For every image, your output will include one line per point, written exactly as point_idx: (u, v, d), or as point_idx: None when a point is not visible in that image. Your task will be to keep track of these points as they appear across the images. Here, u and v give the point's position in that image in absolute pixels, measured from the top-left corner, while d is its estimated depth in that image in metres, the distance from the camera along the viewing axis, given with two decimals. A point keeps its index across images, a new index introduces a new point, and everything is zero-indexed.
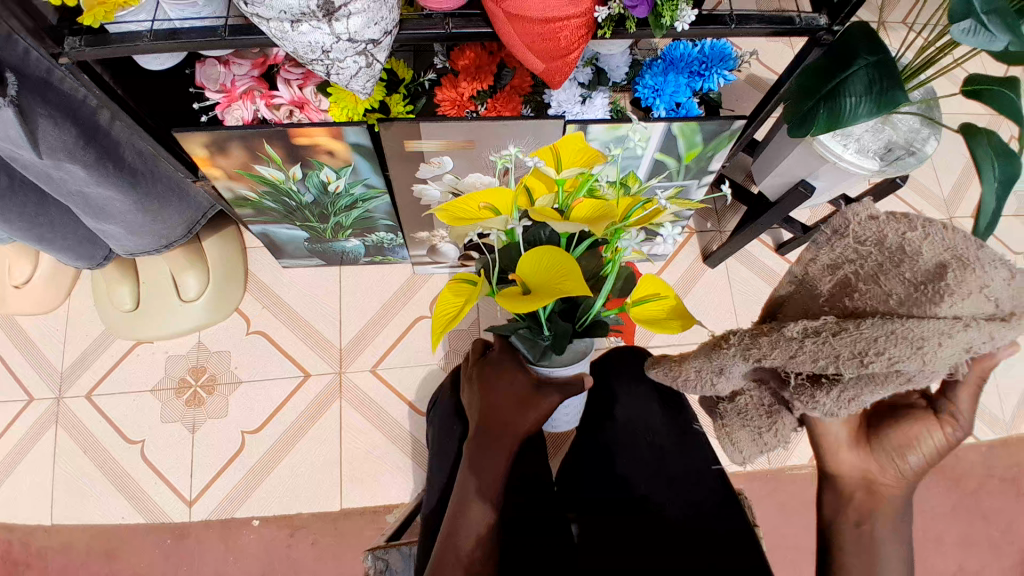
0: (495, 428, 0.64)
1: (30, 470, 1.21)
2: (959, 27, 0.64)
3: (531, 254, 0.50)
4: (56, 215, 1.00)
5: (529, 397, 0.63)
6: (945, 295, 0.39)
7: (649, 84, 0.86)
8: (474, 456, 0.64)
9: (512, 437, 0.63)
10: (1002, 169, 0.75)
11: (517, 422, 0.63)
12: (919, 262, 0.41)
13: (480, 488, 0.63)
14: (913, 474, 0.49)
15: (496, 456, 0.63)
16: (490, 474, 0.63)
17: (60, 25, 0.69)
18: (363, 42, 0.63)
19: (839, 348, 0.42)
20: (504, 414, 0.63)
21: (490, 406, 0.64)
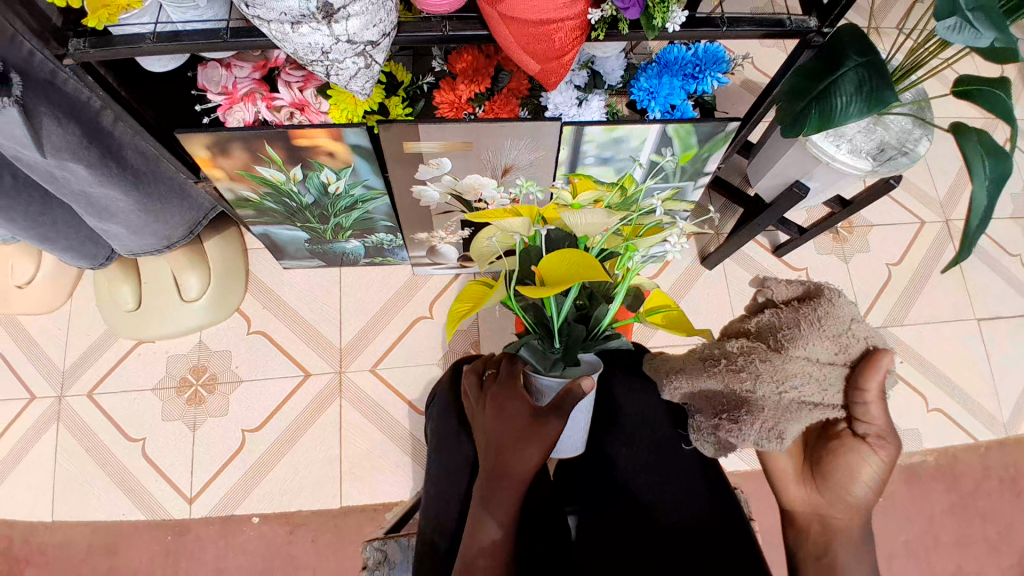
0: (499, 463, 0.64)
1: (32, 467, 1.22)
2: (944, 24, 0.65)
3: (556, 253, 0.57)
4: (60, 215, 1.01)
5: (538, 434, 0.62)
6: (828, 340, 0.53)
7: (645, 86, 0.88)
8: (483, 493, 0.65)
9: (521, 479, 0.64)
10: (992, 168, 0.76)
11: (525, 460, 0.63)
12: (833, 317, 0.53)
13: (485, 516, 0.65)
14: (856, 506, 0.55)
15: (503, 498, 0.64)
16: (499, 511, 0.65)
17: (64, 28, 0.72)
18: (361, 44, 0.64)
19: (756, 367, 0.55)
20: (512, 454, 0.63)
21: (501, 445, 0.64)
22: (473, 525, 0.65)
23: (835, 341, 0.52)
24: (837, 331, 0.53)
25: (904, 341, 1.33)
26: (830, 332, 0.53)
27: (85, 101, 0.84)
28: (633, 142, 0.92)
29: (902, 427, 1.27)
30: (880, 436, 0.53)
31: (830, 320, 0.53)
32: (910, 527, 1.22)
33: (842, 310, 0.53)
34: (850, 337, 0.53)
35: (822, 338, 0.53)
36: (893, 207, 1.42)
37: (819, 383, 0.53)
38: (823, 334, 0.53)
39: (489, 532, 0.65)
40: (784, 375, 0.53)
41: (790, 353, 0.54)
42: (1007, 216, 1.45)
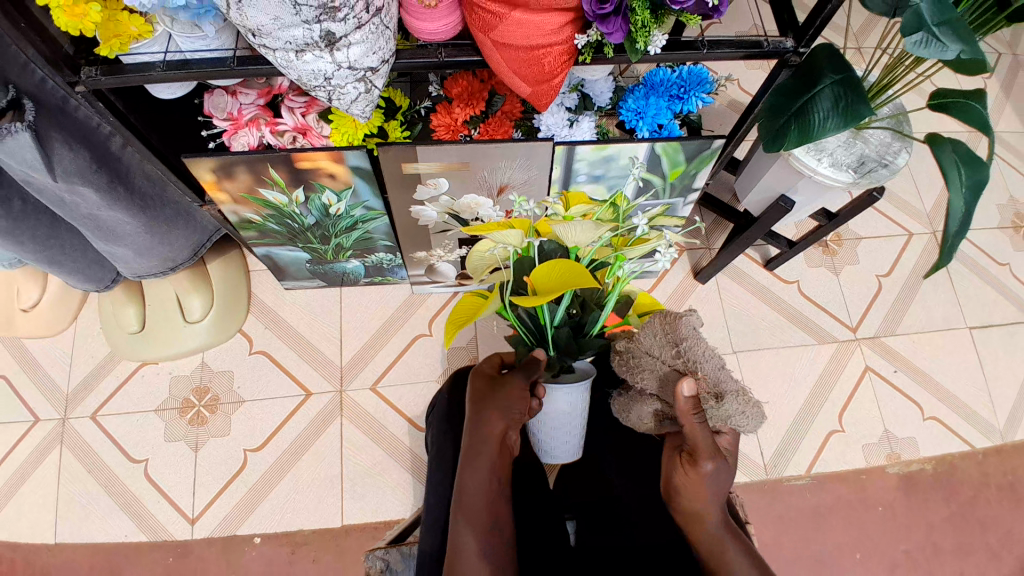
0: (479, 446, 0.66)
1: (35, 491, 1.22)
2: (911, 40, 0.68)
3: (545, 266, 0.61)
4: (68, 238, 1.04)
5: (502, 394, 0.68)
6: (663, 354, 0.59)
7: (632, 107, 0.91)
8: (461, 476, 0.66)
9: (495, 448, 0.67)
10: (969, 176, 0.79)
11: (494, 423, 0.67)
12: (670, 337, 0.59)
13: (464, 511, 0.64)
14: (680, 509, 0.64)
15: (480, 468, 0.65)
16: (479, 486, 0.65)
17: (76, 56, 0.74)
18: (361, 70, 0.68)
19: (620, 361, 0.64)
20: (483, 418, 0.67)
21: (472, 412, 0.68)
22: (455, 519, 0.64)
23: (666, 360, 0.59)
24: (671, 350, 0.59)
25: (897, 351, 1.35)
26: (667, 349, 0.59)
27: (94, 127, 0.87)
28: (623, 159, 0.95)
29: (897, 435, 1.28)
30: (692, 456, 0.61)
31: (673, 339, 0.59)
32: (910, 537, 1.22)
33: (682, 333, 0.58)
34: (680, 358, 0.58)
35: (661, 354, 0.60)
36: (880, 220, 1.46)
37: (654, 386, 0.62)
38: (660, 350, 0.59)
39: (470, 524, 0.63)
40: (634, 374, 0.63)
41: (637, 359, 0.62)
42: (994, 227, 1.48)
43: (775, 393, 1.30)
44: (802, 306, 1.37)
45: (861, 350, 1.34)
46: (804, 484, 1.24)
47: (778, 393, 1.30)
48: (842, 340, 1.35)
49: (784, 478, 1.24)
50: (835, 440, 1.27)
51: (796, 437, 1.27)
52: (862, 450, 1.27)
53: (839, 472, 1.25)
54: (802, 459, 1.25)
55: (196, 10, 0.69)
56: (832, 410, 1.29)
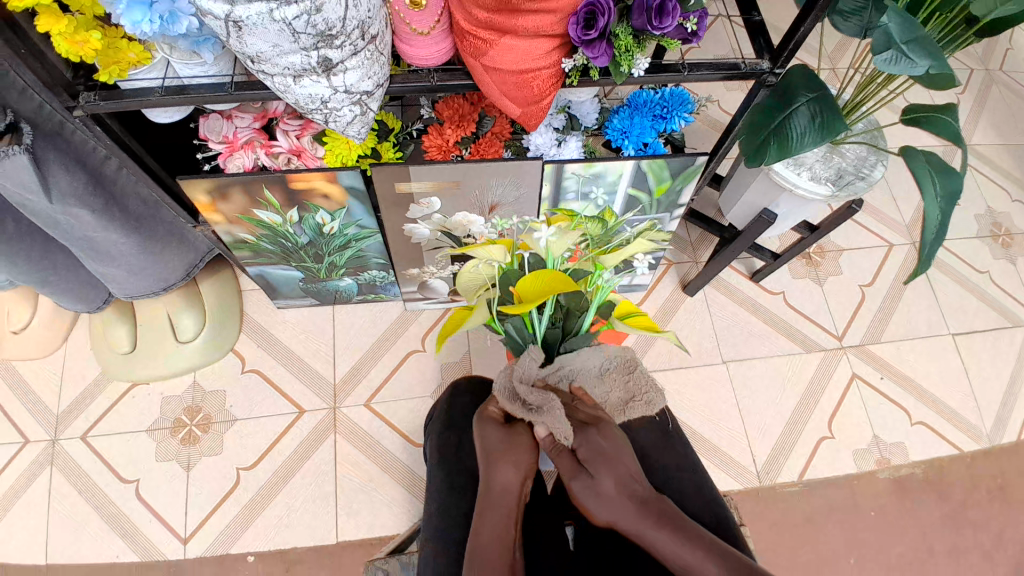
0: (494, 493, 0.66)
1: (24, 513, 1.21)
2: (882, 57, 0.72)
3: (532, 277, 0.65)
4: (62, 259, 1.05)
5: (519, 446, 0.68)
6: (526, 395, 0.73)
7: (618, 126, 0.95)
8: (476, 522, 0.65)
9: (511, 498, 0.67)
10: (943, 186, 0.83)
11: (510, 475, 0.67)
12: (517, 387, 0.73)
13: (476, 564, 0.62)
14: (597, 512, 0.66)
15: (497, 517, 0.65)
16: (493, 538, 0.64)
17: (75, 82, 0.76)
18: (357, 93, 0.70)
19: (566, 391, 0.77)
20: (498, 467, 0.67)
21: (489, 460, 0.67)
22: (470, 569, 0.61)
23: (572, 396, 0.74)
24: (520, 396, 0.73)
25: (881, 359, 1.38)
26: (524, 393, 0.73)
27: (90, 149, 0.89)
28: (611, 177, 0.98)
29: (885, 441, 1.31)
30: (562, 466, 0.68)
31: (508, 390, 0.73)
32: (901, 541, 1.24)
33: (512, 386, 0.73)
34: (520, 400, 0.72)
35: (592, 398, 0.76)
36: (861, 232, 1.50)
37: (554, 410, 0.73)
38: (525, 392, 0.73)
39: (479, 573, 0.61)
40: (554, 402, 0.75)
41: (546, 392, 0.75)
42: (972, 236, 1.53)
43: (764, 402, 1.32)
44: (789, 316, 1.40)
45: (846, 359, 1.37)
46: (795, 491, 1.25)
47: (768, 402, 1.32)
48: (828, 348, 1.38)
49: (775, 486, 1.26)
50: (824, 447, 1.29)
51: (786, 445, 1.29)
52: (851, 457, 1.29)
53: (829, 479, 1.27)
54: (793, 465, 1.27)
55: (196, 39, 0.71)
56: (820, 418, 1.32)
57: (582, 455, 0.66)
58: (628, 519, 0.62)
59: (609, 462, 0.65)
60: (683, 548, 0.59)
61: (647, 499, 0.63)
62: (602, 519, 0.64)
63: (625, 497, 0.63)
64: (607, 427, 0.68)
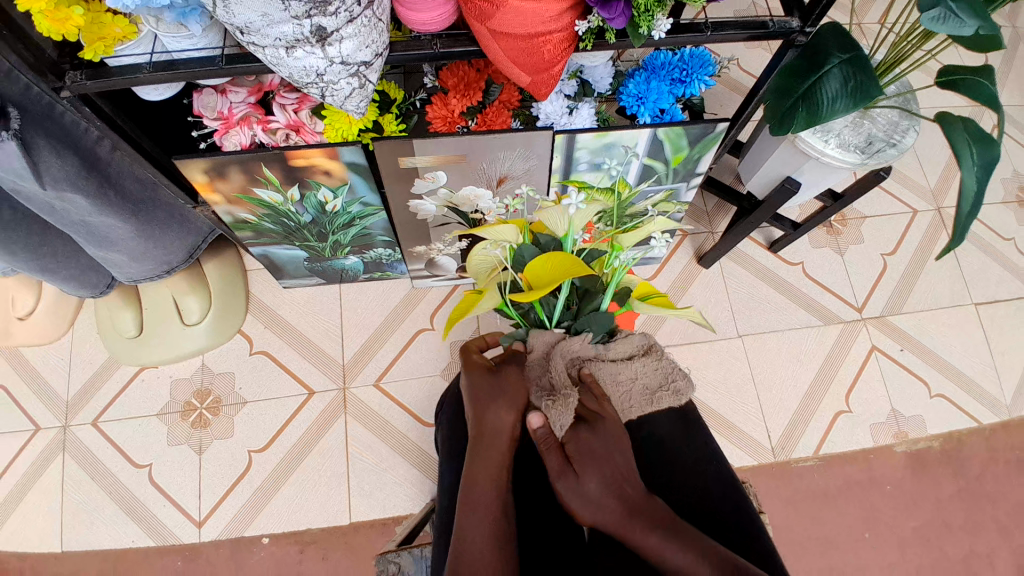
0: (484, 435, 0.66)
1: (41, 498, 1.22)
2: (929, 15, 0.65)
3: (539, 261, 0.62)
4: (61, 246, 1.02)
5: (507, 391, 0.68)
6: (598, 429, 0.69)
7: (633, 92, 0.89)
8: (469, 463, 0.65)
9: (502, 439, 0.67)
10: (979, 156, 0.77)
11: (503, 415, 0.67)
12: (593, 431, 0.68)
13: (471, 502, 0.63)
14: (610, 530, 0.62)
15: (489, 461, 0.65)
16: (484, 480, 0.64)
17: (61, 60, 0.71)
18: (355, 65, 0.65)
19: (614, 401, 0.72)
20: (492, 408, 0.67)
21: (481, 403, 0.68)
22: (461, 515, 0.63)
23: (634, 387, 0.74)
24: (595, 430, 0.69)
25: (902, 329, 1.34)
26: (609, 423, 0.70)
27: (82, 131, 0.85)
28: (625, 147, 0.93)
29: (905, 416, 1.28)
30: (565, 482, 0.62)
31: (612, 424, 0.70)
32: (919, 515, 1.22)
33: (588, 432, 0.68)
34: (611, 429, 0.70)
35: (648, 391, 0.74)
36: (884, 198, 1.44)
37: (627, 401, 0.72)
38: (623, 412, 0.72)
39: (478, 518, 0.62)
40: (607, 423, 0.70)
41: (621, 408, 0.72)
42: (998, 202, 1.46)
43: (780, 376, 1.29)
44: (807, 288, 1.36)
45: (866, 331, 1.33)
46: (812, 466, 1.23)
47: (785, 375, 1.29)
48: (848, 321, 1.34)
49: (792, 461, 1.24)
50: (842, 422, 1.27)
51: (802, 421, 1.26)
52: (870, 431, 1.26)
53: (847, 454, 1.25)
54: (809, 441, 1.25)
55: (181, 8, 0.66)
56: (838, 392, 1.29)
57: (571, 449, 0.63)
58: (615, 520, 0.60)
59: (595, 462, 0.62)
60: (664, 548, 0.58)
61: (637, 505, 0.60)
62: (587, 518, 0.61)
63: (612, 497, 0.61)
64: (602, 424, 0.66)
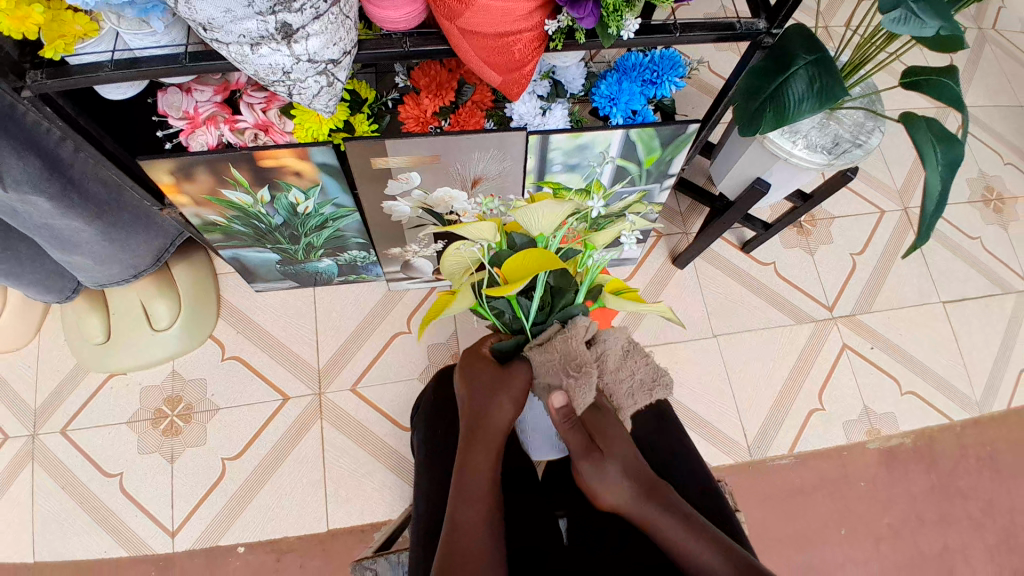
0: (479, 427, 0.64)
1: (5, 511, 1.17)
2: (890, 17, 0.67)
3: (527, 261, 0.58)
4: (23, 250, 0.99)
5: (512, 384, 0.64)
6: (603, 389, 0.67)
7: (605, 93, 0.89)
8: (464, 452, 0.64)
9: (499, 433, 0.65)
10: (943, 154, 0.79)
11: (506, 410, 0.64)
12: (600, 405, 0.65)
13: (465, 488, 0.62)
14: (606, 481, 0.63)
15: (485, 452, 0.64)
16: (483, 472, 0.63)
17: (21, 60, 0.69)
18: (322, 63, 0.65)
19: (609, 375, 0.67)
20: (496, 401, 0.64)
21: (483, 394, 0.64)
22: (454, 506, 0.61)
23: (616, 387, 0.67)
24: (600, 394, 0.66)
25: (872, 327, 1.37)
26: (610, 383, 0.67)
27: (43, 132, 0.82)
28: (599, 148, 0.93)
29: (877, 411, 1.30)
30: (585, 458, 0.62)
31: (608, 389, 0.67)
32: (892, 509, 1.24)
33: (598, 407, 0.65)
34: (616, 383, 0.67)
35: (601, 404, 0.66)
36: (853, 198, 1.47)
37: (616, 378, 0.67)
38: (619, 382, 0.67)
39: (468, 502, 0.61)
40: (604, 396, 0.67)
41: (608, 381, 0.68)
42: (963, 201, 1.50)
43: (755, 374, 1.31)
44: (781, 287, 1.38)
45: (838, 329, 1.36)
46: (788, 463, 1.25)
47: (760, 374, 1.31)
48: (820, 319, 1.36)
49: (767, 458, 1.25)
50: (816, 419, 1.29)
51: (777, 419, 1.28)
52: (843, 427, 1.28)
53: (821, 450, 1.27)
54: (784, 438, 1.27)
55: (143, 5, 0.64)
56: (811, 390, 1.31)
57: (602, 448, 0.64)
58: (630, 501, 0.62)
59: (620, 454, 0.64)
60: (682, 532, 0.59)
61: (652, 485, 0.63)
62: (607, 501, 0.62)
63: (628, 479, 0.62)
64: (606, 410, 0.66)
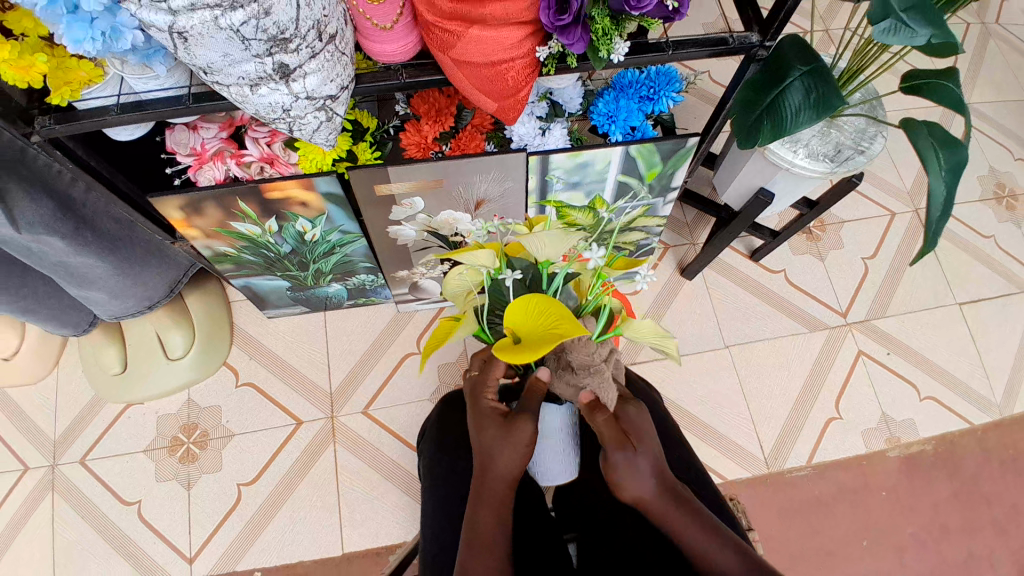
0: (483, 479, 0.59)
1: (30, 541, 1.20)
2: (880, 28, 0.66)
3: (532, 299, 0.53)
4: (40, 287, 1.02)
5: (515, 435, 0.58)
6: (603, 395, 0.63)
7: (604, 111, 0.90)
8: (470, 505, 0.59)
9: (506, 484, 0.59)
10: (947, 158, 0.78)
11: (512, 462, 0.58)
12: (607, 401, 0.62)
13: (472, 540, 0.58)
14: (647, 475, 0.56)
15: (491, 503, 0.59)
16: (493, 523, 0.58)
17: (31, 106, 0.72)
18: (320, 99, 0.66)
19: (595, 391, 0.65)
20: (500, 451, 0.58)
21: (485, 444, 0.59)
22: (461, 555, 0.57)
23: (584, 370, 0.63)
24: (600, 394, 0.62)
25: (888, 332, 1.35)
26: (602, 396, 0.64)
27: (55, 174, 0.85)
28: (598, 165, 0.94)
29: (895, 417, 1.28)
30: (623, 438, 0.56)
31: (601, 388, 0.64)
32: (916, 518, 1.21)
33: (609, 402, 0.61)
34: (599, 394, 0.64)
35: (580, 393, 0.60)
36: (862, 202, 1.45)
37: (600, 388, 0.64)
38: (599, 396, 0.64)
39: (478, 556, 0.56)
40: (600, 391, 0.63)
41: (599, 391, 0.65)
42: (975, 200, 1.48)
43: (768, 384, 1.29)
44: (791, 295, 1.37)
45: (852, 335, 1.34)
46: (805, 474, 1.23)
47: (773, 383, 1.29)
48: (833, 325, 1.34)
49: (784, 469, 1.23)
50: (833, 427, 1.27)
51: (793, 428, 1.26)
52: (861, 435, 1.26)
53: (839, 460, 1.25)
54: (800, 448, 1.25)
55: (145, 52, 0.66)
56: (828, 398, 1.29)
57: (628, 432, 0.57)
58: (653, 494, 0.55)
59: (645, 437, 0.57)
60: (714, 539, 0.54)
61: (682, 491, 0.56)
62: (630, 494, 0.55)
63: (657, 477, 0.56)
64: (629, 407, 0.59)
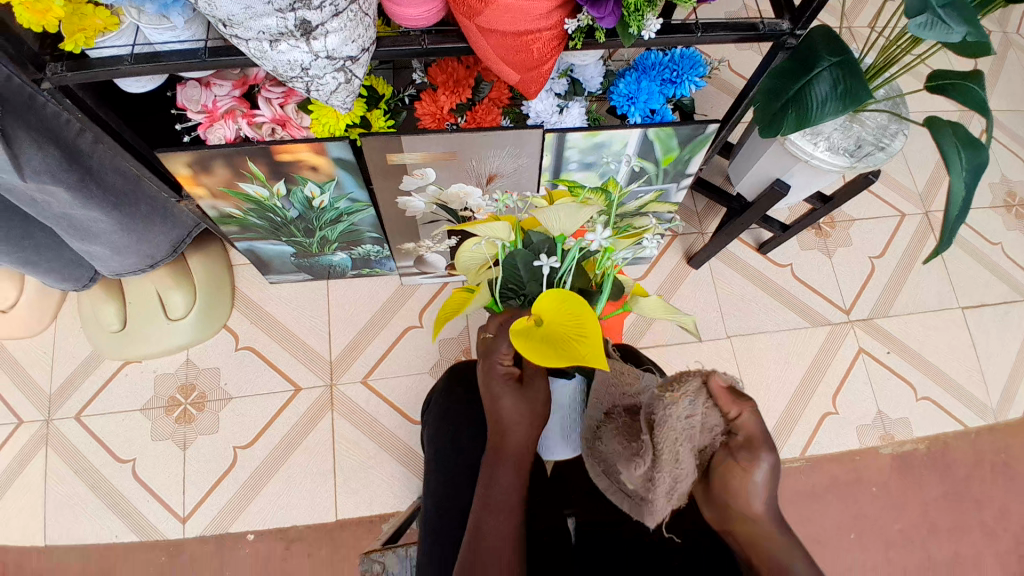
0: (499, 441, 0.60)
1: (24, 492, 1.20)
2: (916, 22, 0.65)
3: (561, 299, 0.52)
4: (43, 239, 1.00)
5: (534, 400, 0.59)
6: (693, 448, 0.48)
7: (624, 91, 0.89)
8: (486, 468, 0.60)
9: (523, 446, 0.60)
10: (969, 159, 0.77)
11: (530, 426, 0.59)
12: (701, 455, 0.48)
13: (488, 503, 0.59)
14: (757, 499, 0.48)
15: (507, 466, 0.59)
16: (509, 486, 0.59)
17: (41, 52, 0.70)
18: (341, 59, 0.64)
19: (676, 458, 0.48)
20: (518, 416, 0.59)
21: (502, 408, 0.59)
22: (478, 521, 0.58)
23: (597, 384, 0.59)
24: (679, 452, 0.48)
25: (889, 332, 1.35)
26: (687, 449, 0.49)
27: (63, 122, 0.83)
28: (615, 146, 0.93)
29: (890, 417, 1.29)
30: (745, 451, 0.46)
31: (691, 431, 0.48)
32: (903, 516, 1.23)
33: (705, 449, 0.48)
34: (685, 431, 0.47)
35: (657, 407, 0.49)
36: (874, 201, 1.44)
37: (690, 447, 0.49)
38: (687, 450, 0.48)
39: (495, 517, 0.58)
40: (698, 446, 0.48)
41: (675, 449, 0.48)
42: (986, 205, 1.47)
43: (768, 377, 1.30)
44: (796, 290, 1.36)
45: (854, 333, 1.34)
46: (797, 468, 1.24)
47: (772, 376, 1.30)
48: (835, 322, 1.34)
49: None
50: (829, 423, 1.27)
51: (789, 422, 1.27)
52: (856, 433, 1.27)
53: (832, 456, 1.25)
54: (795, 442, 1.26)
55: (163, 1, 0.64)
56: (826, 394, 1.29)
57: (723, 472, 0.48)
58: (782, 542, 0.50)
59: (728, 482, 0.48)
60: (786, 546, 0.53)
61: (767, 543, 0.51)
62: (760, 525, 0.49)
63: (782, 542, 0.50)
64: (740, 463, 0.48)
